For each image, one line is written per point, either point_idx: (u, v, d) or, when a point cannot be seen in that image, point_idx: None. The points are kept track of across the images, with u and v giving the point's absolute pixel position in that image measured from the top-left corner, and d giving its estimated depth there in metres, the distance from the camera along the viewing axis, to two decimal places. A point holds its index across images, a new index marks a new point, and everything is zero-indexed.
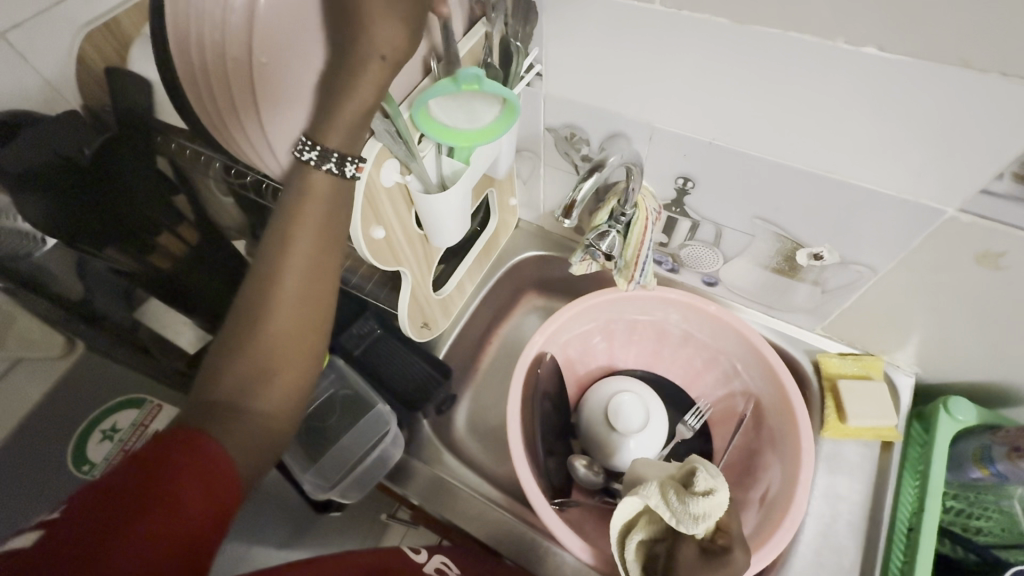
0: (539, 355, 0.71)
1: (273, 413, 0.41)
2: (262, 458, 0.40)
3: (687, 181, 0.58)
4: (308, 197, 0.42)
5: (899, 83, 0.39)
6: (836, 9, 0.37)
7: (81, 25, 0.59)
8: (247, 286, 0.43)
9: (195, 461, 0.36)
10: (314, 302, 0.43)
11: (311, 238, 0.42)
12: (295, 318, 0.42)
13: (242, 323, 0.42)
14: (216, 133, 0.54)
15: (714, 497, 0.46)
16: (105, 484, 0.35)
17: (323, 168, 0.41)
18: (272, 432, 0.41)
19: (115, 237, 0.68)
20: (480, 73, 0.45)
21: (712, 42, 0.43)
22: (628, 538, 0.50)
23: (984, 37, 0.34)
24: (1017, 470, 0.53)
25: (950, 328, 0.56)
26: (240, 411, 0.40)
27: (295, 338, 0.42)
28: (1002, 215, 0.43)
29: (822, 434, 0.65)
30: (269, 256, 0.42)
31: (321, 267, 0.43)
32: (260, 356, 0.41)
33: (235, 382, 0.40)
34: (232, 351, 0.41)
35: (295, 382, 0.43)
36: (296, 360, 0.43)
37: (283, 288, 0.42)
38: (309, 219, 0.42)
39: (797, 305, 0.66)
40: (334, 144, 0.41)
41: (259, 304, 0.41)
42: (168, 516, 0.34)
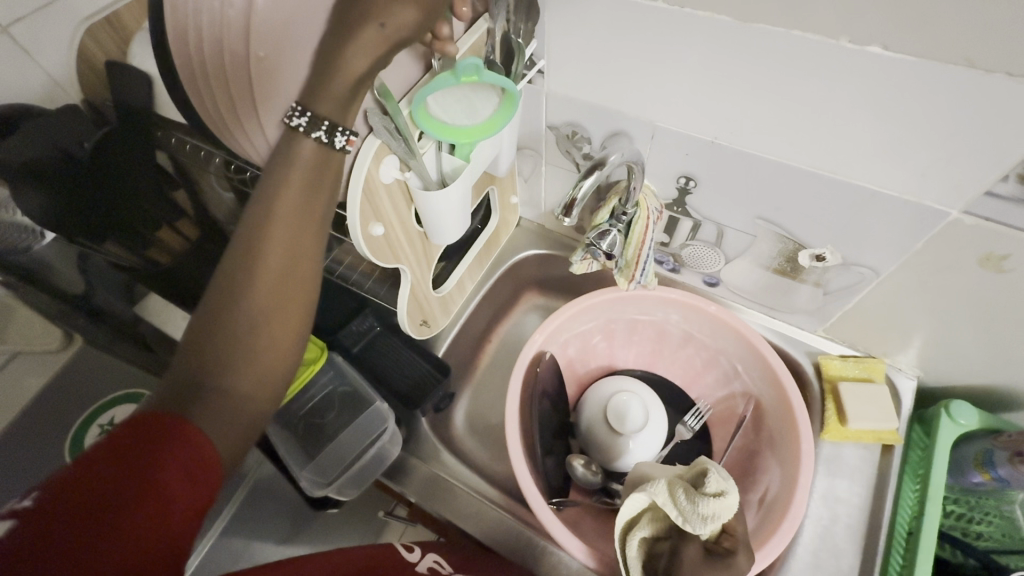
0: (538, 354, 0.70)
1: (254, 391, 0.39)
2: (242, 437, 0.39)
3: (689, 180, 0.58)
4: (295, 168, 0.40)
5: (902, 82, 0.39)
6: (839, 9, 0.37)
7: (81, 19, 0.59)
8: (225, 259, 0.40)
9: (180, 453, 0.35)
10: (297, 278, 0.42)
11: (296, 211, 0.40)
12: (278, 292, 0.40)
13: (220, 294, 0.40)
14: (218, 133, 0.54)
15: (724, 499, 0.46)
16: (82, 476, 0.33)
17: (312, 135, 0.40)
18: (251, 414, 0.39)
19: (113, 230, 0.69)
20: (480, 63, 0.44)
21: (715, 38, 0.43)
22: (631, 534, 0.49)
23: (990, 36, 0.34)
24: (1018, 475, 0.53)
25: (952, 331, 0.56)
26: (218, 391, 0.38)
27: (278, 313, 0.40)
28: (1007, 218, 0.43)
29: (821, 436, 0.64)
30: (253, 225, 0.40)
31: (306, 240, 0.41)
32: (239, 333, 0.39)
33: (213, 360, 0.38)
34: (210, 326, 0.39)
35: (276, 361, 0.41)
36: (279, 336, 0.41)
37: (266, 258, 0.40)
38: (296, 191, 0.40)
39: (799, 306, 0.66)
40: (326, 111, 0.39)
41: (238, 279, 0.39)
42: (157, 511, 0.34)
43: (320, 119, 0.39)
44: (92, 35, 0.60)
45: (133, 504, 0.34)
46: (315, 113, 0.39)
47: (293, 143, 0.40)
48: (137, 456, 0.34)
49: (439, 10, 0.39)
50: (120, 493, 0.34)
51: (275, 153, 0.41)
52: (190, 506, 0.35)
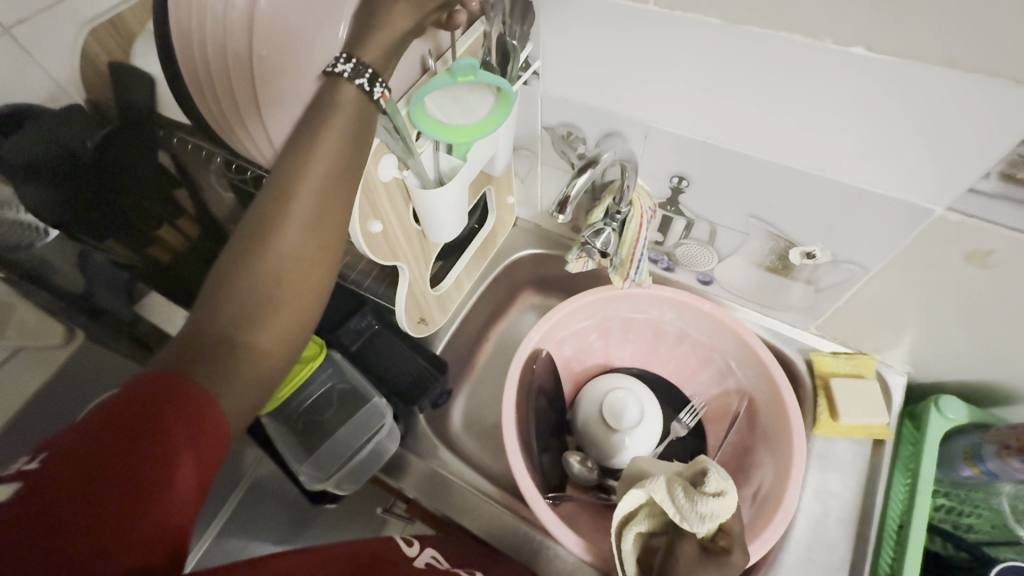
0: (534, 352, 0.71)
1: (273, 341, 0.39)
2: (256, 389, 0.39)
3: (682, 179, 0.59)
4: (336, 117, 0.40)
5: (888, 81, 0.40)
6: (825, 11, 0.38)
7: (84, 22, 0.61)
8: (256, 204, 0.40)
9: (187, 423, 0.35)
10: (325, 234, 0.41)
11: (331, 163, 0.40)
12: (307, 242, 0.40)
13: (252, 235, 0.39)
14: (212, 126, 0.53)
15: (723, 499, 0.46)
16: (85, 449, 0.33)
17: (355, 82, 0.40)
18: (265, 368, 0.39)
19: (112, 229, 0.69)
20: (476, 64, 0.45)
21: (706, 40, 0.44)
22: (627, 529, 0.50)
23: (969, 38, 0.35)
24: (1007, 468, 0.53)
25: (941, 327, 0.57)
26: (235, 339, 0.38)
27: (304, 263, 0.40)
28: (991, 215, 0.44)
29: (813, 432, 0.65)
30: (290, 169, 0.40)
31: (337, 193, 0.40)
32: (261, 281, 0.39)
33: (234, 307, 0.38)
34: (233, 273, 0.39)
35: (296, 314, 0.41)
36: (303, 288, 0.41)
37: (297, 205, 0.39)
38: (330, 141, 0.40)
39: (791, 304, 0.67)
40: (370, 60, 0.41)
41: (266, 226, 0.39)
42: (164, 485, 0.34)
43: (364, 67, 0.40)
44: (95, 36, 0.62)
45: (138, 478, 0.33)
46: (360, 63, 0.40)
47: (336, 90, 0.40)
48: (145, 426, 0.34)
49: None
50: (125, 466, 0.33)
51: (317, 101, 0.41)
52: (195, 480, 0.35)
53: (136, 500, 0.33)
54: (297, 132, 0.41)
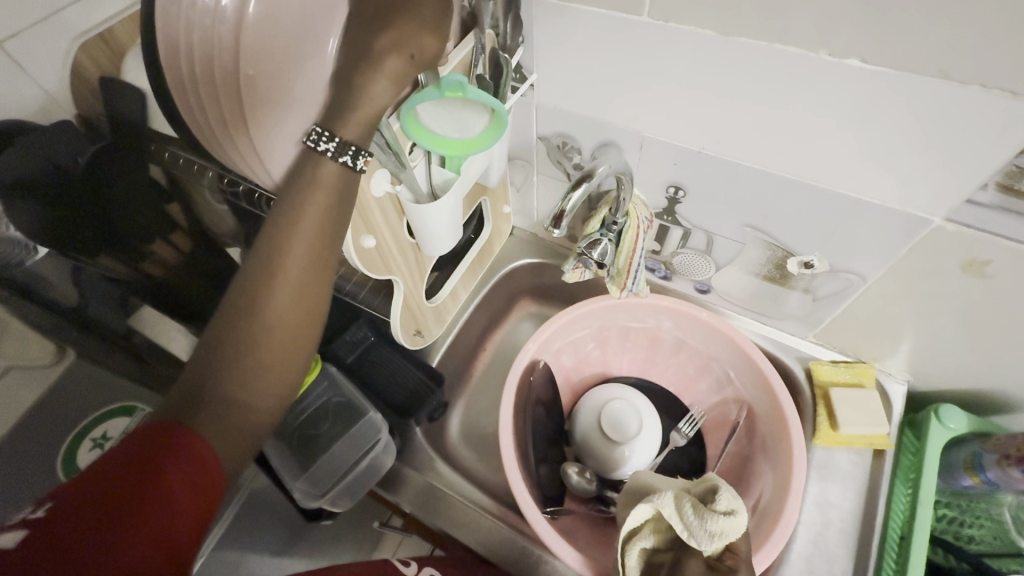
0: (531, 362, 0.71)
1: (258, 405, 0.40)
2: (247, 446, 0.40)
3: (678, 189, 0.59)
4: (313, 187, 0.41)
5: (882, 93, 0.40)
6: (818, 22, 0.38)
7: (75, 36, 0.61)
8: (241, 273, 0.41)
9: (191, 465, 0.36)
10: (310, 296, 0.42)
11: (315, 229, 0.41)
12: (291, 311, 0.41)
13: (235, 306, 0.40)
14: (206, 143, 0.53)
15: (734, 518, 0.46)
16: (95, 483, 0.34)
17: (338, 160, 0.41)
18: (256, 424, 0.40)
19: (104, 245, 0.67)
20: (465, 81, 0.43)
21: (699, 52, 0.44)
22: (631, 543, 0.49)
23: (964, 49, 0.34)
24: (1008, 478, 0.53)
25: (941, 336, 0.57)
26: (225, 402, 0.39)
27: (289, 331, 0.41)
28: (988, 225, 0.44)
29: (813, 442, 0.64)
30: (271, 243, 0.41)
31: (320, 262, 0.42)
32: (247, 346, 0.40)
33: (222, 370, 0.39)
34: (221, 341, 0.40)
35: (282, 376, 0.42)
36: (288, 352, 0.42)
37: (280, 278, 0.40)
38: (313, 211, 0.41)
39: (790, 313, 0.67)
40: (350, 135, 0.41)
41: (251, 293, 0.40)
42: (166, 520, 0.34)
43: (347, 144, 0.40)
44: (86, 51, 0.62)
45: (142, 512, 0.34)
46: (342, 140, 0.40)
47: (316, 166, 0.41)
48: (151, 463, 0.35)
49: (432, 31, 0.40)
50: (129, 501, 0.34)
51: (297, 175, 0.42)
52: (193, 518, 0.36)
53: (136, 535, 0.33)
54: (278, 203, 0.42)
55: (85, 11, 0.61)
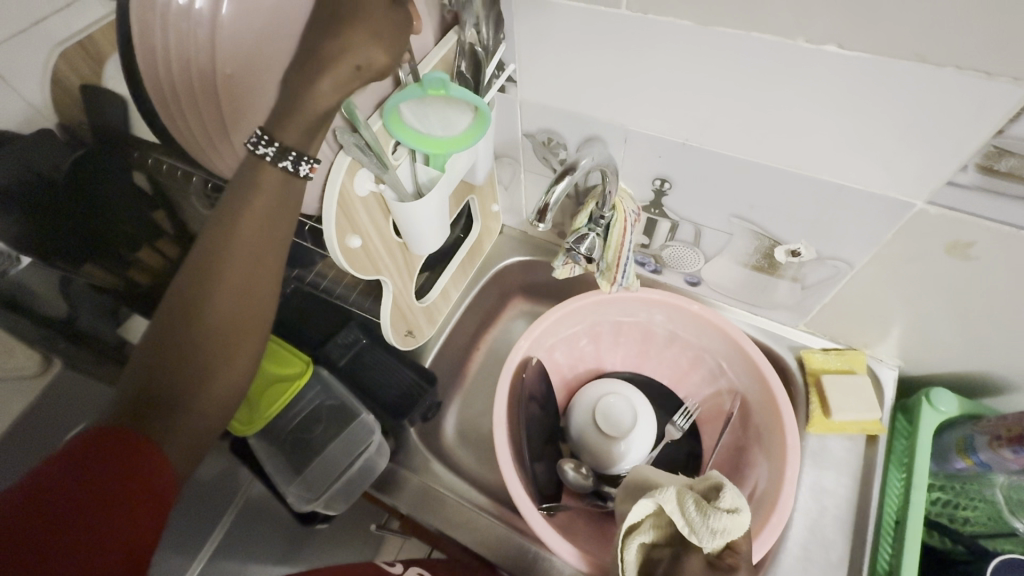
0: (524, 359, 0.70)
1: (207, 407, 0.42)
2: (197, 448, 0.41)
3: (665, 182, 0.59)
4: (253, 200, 0.42)
5: (858, 78, 0.40)
6: (794, 8, 0.38)
7: (56, 43, 0.57)
8: (185, 271, 0.43)
9: (149, 457, 0.38)
10: (255, 296, 0.44)
11: (256, 232, 0.42)
12: (235, 312, 0.42)
13: (178, 310, 0.42)
14: (178, 136, 0.53)
15: (738, 516, 0.46)
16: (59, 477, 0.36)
17: (277, 165, 0.41)
18: (203, 426, 0.42)
19: (90, 254, 0.69)
20: (447, 77, 0.44)
21: (680, 43, 0.44)
22: (631, 538, 0.48)
23: (937, 32, 0.35)
24: (1000, 459, 0.53)
25: (930, 320, 0.57)
26: (172, 403, 0.40)
27: (234, 331, 0.43)
28: (969, 207, 0.44)
29: (807, 429, 0.64)
30: (211, 246, 0.42)
31: (263, 261, 0.43)
32: (192, 346, 0.41)
33: (170, 367, 0.41)
34: (164, 346, 0.41)
35: (231, 378, 0.43)
36: (236, 353, 0.43)
37: (224, 280, 0.42)
38: (252, 217, 0.42)
39: (779, 302, 0.67)
40: (292, 141, 0.41)
41: (195, 295, 0.42)
42: (133, 517, 0.37)
43: (285, 149, 0.41)
44: (67, 59, 0.58)
45: (109, 504, 0.36)
46: (281, 145, 0.41)
47: (257, 170, 0.41)
48: (108, 458, 0.37)
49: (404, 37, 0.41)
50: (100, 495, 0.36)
51: (240, 180, 0.42)
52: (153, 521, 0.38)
53: (105, 523, 0.36)
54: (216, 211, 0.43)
55: (67, 19, 0.56)
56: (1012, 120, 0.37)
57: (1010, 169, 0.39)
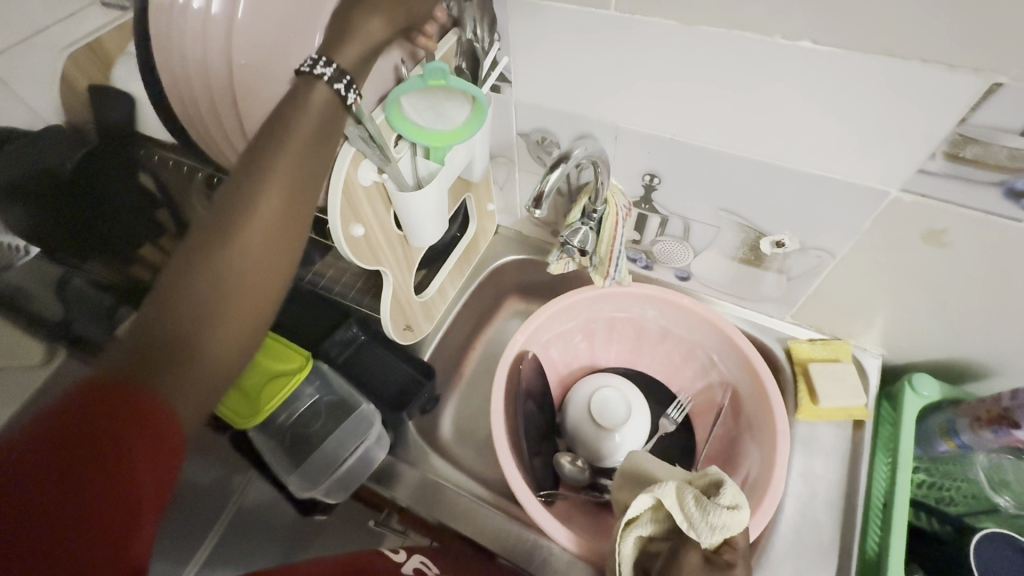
0: (520, 353, 0.72)
1: (221, 352, 0.39)
2: (206, 396, 0.38)
3: (654, 177, 0.61)
4: (297, 126, 0.41)
5: (832, 72, 0.43)
6: (771, 7, 0.41)
7: (62, 48, 0.62)
8: (212, 206, 0.40)
9: (145, 426, 0.35)
10: (282, 238, 0.41)
11: (296, 163, 0.41)
12: (259, 251, 0.40)
13: (200, 246, 0.39)
14: (190, 128, 0.54)
15: (738, 513, 0.46)
16: (45, 454, 0.34)
17: (332, 87, 0.41)
18: (215, 373, 0.39)
19: (93, 250, 0.69)
20: (447, 68, 0.47)
21: (667, 42, 0.47)
22: (629, 531, 0.50)
23: (902, 27, 0.38)
24: (980, 439, 0.55)
25: (910, 307, 0.59)
26: (186, 342, 0.37)
27: (256, 271, 0.40)
28: (940, 194, 0.47)
29: (796, 417, 0.66)
30: (243, 178, 0.40)
31: (295, 200, 0.41)
32: (211, 283, 0.38)
33: (185, 304, 0.38)
34: (181, 281, 0.38)
35: (246, 323, 0.40)
36: (254, 296, 0.40)
37: (253, 214, 0.39)
38: (295, 143, 0.41)
39: (767, 294, 0.69)
40: (347, 66, 0.42)
41: (220, 229, 0.39)
42: (137, 473, 0.35)
43: (342, 73, 0.41)
44: (74, 62, 0.63)
45: (113, 461, 0.34)
46: (339, 66, 0.41)
47: (307, 94, 0.41)
48: (101, 434, 0.34)
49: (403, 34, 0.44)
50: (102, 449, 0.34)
51: (287, 103, 0.41)
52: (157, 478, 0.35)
53: (98, 489, 0.34)
54: (253, 144, 0.41)
55: (68, 28, 0.62)
56: (974, 108, 0.40)
57: (975, 156, 0.42)
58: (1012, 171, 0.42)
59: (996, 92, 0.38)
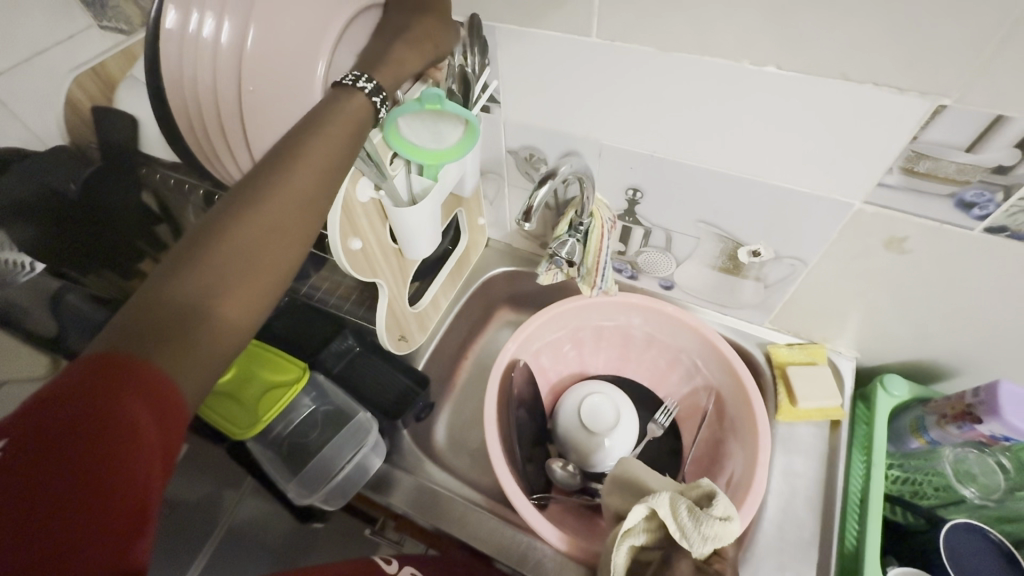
0: (512, 361, 0.74)
1: (222, 333, 0.36)
2: (205, 381, 0.36)
3: (636, 191, 0.64)
4: (333, 120, 0.42)
5: (795, 93, 0.46)
6: (739, 36, 0.44)
7: (70, 70, 0.65)
8: (236, 184, 0.40)
9: (147, 408, 0.32)
10: (301, 221, 0.40)
11: (327, 152, 0.41)
12: (277, 231, 0.39)
13: (218, 220, 0.38)
14: (195, 146, 0.56)
15: (729, 524, 0.48)
16: (33, 420, 0.31)
17: (371, 99, 0.44)
18: (214, 356, 0.36)
19: (96, 265, 0.71)
20: (442, 94, 0.48)
21: (645, 67, 0.50)
22: (622, 541, 0.50)
23: (856, 54, 0.41)
24: (947, 435, 0.59)
25: (878, 312, 0.63)
26: (190, 318, 0.35)
27: (269, 252, 0.39)
28: (899, 205, 0.50)
29: (776, 418, 0.69)
30: (273, 160, 0.40)
31: (319, 187, 0.41)
32: (224, 259, 0.37)
33: (196, 277, 0.36)
34: (194, 254, 0.37)
35: (251, 305, 0.38)
36: (264, 278, 0.39)
37: (278, 195, 0.39)
38: (330, 135, 0.41)
39: (746, 301, 0.72)
40: (385, 84, 0.45)
41: (241, 206, 0.38)
42: (137, 458, 0.32)
43: (381, 90, 0.44)
44: (80, 84, 0.66)
45: (112, 443, 0.31)
46: (379, 84, 0.44)
47: (348, 96, 0.43)
48: (100, 410, 0.31)
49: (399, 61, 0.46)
50: (98, 429, 0.31)
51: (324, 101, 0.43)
52: (159, 462, 0.33)
53: (92, 471, 0.31)
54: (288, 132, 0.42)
55: (68, 52, 0.64)
56: (923, 127, 0.43)
57: (928, 170, 0.46)
58: (961, 183, 0.46)
59: (942, 112, 0.42)
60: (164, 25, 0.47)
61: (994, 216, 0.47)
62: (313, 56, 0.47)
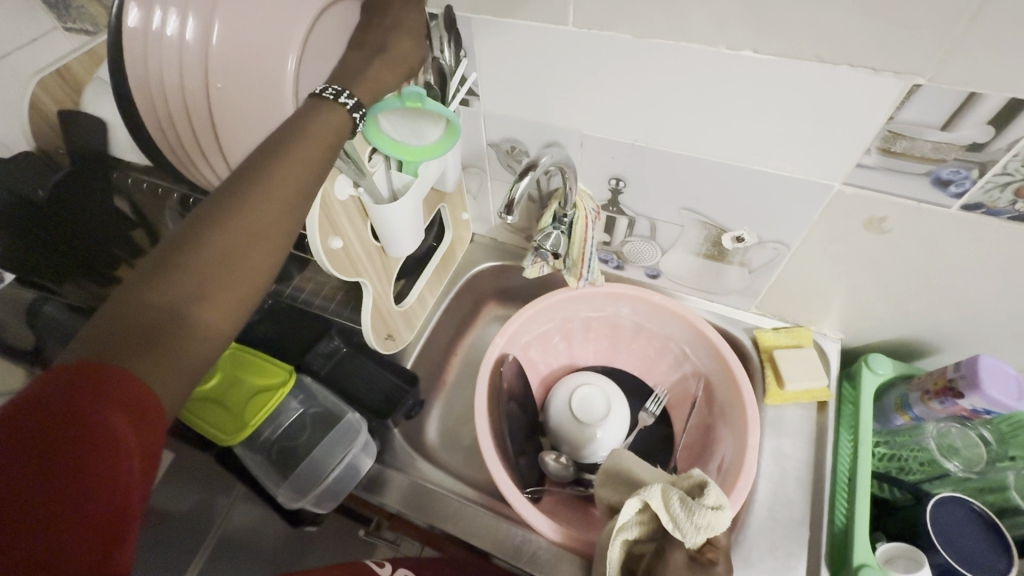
0: (501, 356, 0.74)
1: (200, 341, 0.36)
2: (185, 389, 0.35)
3: (619, 181, 0.64)
4: (316, 125, 0.41)
5: (771, 76, 0.46)
6: (714, 22, 0.44)
7: (31, 73, 0.61)
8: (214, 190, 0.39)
9: (125, 420, 0.31)
10: (281, 227, 0.40)
11: (306, 157, 0.40)
12: (256, 237, 0.38)
13: (196, 226, 0.37)
14: (167, 148, 0.55)
15: (721, 513, 0.47)
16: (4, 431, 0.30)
17: (352, 114, 0.43)
18: (193, 364, 0.36)
19: (68, 273, 0.71)
20: (424, 92, 0.47)
21: (623, 54, 0.50)
22: (617, 536, 0.51)
23: (830, 36, 0.42)
24: (930, 411, 0.60)
25: (861, 292, 0.64)
26: (168, 327, 0.34)
27: (248, 258, 0.38)
28: (878, 186, 0.51)
29: (765, 401, 0.70)
30: (252, 166, 0.39)
31: (299, 194, 0.40)
32: (203, 266, 0.36)
33: (173, 285, 0.35)
34: (171, 261, 0.36)
35: (230, 312, 0.37)
36: (244, 284, 0.38)
37: (258, 201, 0.38)
38: (312, 142, 0.41)
39: (731, 287, 0.73)
40: (362, 99, 0.44)
41: (219, 213, 0.38)
42: (112, 474, 0.31)
43: (361, 106, 0.43)
44: (44, 87, 0.62)
45: (88, 456, 0.30)
46: (360, 100, 0.43)
47: (327, 108, 0.42)
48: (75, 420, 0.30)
49: (372, 56, 0.45)
50: (74, 442, 0.30)
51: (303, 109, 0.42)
52: (134, 481, 0.32)
53: (65, 486, 0.30)
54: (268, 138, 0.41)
55: (32, 53, 0.60)
56: (899, 107, 0.44)
57: (904, 150, 0.47)
58: (938, 162, 0.46)
59: (916, 92, 0.42)
60: (126, 22, 0.46)
61: (970, 194, 0.47)
62: (280, 51, 0.45)
